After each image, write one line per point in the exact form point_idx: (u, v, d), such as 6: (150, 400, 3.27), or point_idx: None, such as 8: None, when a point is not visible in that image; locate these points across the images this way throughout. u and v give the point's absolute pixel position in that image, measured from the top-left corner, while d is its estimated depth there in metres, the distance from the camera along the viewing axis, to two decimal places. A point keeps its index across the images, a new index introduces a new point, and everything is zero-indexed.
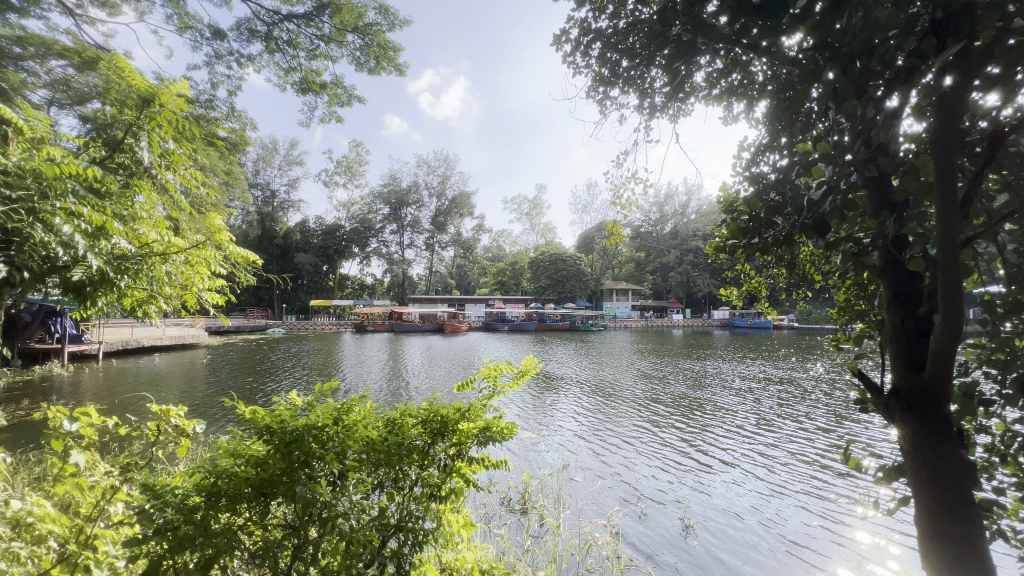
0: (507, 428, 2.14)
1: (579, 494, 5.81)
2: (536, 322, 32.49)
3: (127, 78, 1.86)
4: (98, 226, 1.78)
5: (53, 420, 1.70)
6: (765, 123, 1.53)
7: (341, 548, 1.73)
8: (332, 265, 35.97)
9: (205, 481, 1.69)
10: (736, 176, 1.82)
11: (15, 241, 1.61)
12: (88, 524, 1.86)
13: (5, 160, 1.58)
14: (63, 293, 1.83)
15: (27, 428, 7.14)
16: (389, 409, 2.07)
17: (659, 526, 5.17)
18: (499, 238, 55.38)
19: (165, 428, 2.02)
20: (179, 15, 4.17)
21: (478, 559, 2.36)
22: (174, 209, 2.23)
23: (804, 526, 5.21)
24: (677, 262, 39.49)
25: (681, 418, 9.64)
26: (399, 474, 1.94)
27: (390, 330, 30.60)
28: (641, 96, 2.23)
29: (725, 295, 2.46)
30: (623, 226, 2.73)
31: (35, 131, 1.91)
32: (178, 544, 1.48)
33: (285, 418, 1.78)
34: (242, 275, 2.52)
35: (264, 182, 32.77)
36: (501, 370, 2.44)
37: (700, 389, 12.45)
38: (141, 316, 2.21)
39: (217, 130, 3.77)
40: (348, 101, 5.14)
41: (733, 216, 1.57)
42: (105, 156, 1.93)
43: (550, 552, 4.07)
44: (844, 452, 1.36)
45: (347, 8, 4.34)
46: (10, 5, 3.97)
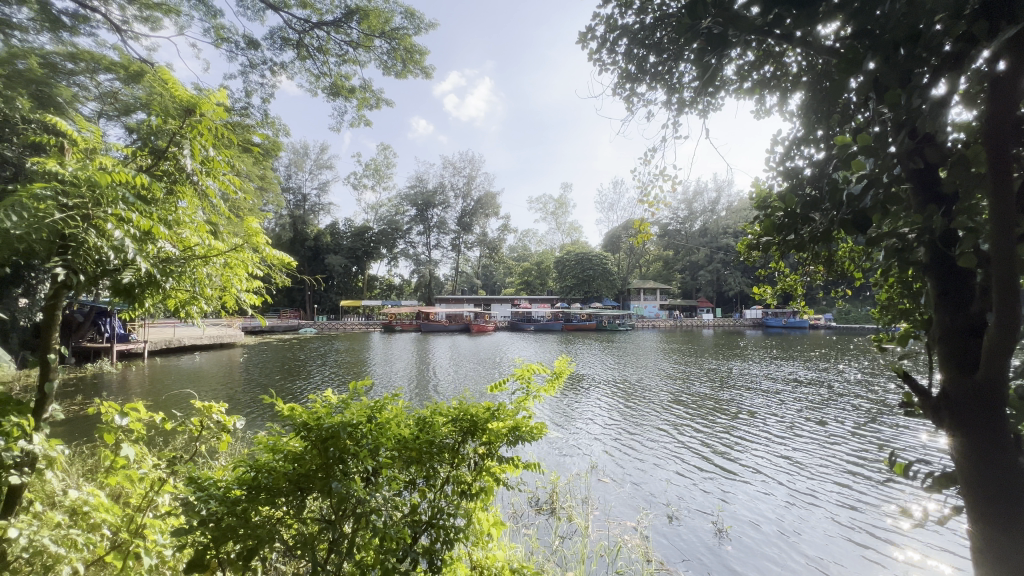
0: (537, 428, 2.14)
1: (608, 497, 5.75)
2: (562, 322, 32.35)
3: (170, 89, 1.93)
4: (145, 231, 1.86)
5: (106, 414, 1.79)
6: (800, 115, 1.48)
7: (375, 543, 1.79)
8: (361, 265, 36.75)
9: (246, 475, 1.75)
10: (770, 171, 1.76)
11: (71, 246, 1.71)
12: (138, 514, 1.97)
13: (62, 170, 1.68)
14: (112, 295, 1.92)
15: (80, 422, 7.56)
16: (421, 407, 2.10)
17: (691, 530, 5.10)
18: (525, 238, 55.43)
19: (207, 423, 2.10)
20: (216, 27, 4.35)
21: (508, 558, 2.38)
22: (214, 214, 2.31)
23: (841, 535, 5.05)
24: (707, 260, 38.52)
25: (713, 420, 9.43)
26: (431, 472, 1.97)
27: (417, 329, 31.02)
28: (669, 91, 2.19)
29: (758, 293, 2.39)
30: (651, 224, 2.69)
31: (88, 142, 2.02)
32: (222, 535, 1.55)
33: (321, 415, 1.82)
34: (277, 277, 2.58)
35: (297, 186, 33.81)
36: (534, 370, 2.43)
37: (733, 391, 12.12)
38: (183, 317, 2.28)
39: (250, 135, 3.90)
40: (376, 105, 5.26)
41: (767, 212, 1.52)
42: (149, 162, 2.02)
43: (579, 553, 4.04)
44: (886, 457, 1.30)
45: (375, 14, 4.44)
46: (61, 23, 4.22)
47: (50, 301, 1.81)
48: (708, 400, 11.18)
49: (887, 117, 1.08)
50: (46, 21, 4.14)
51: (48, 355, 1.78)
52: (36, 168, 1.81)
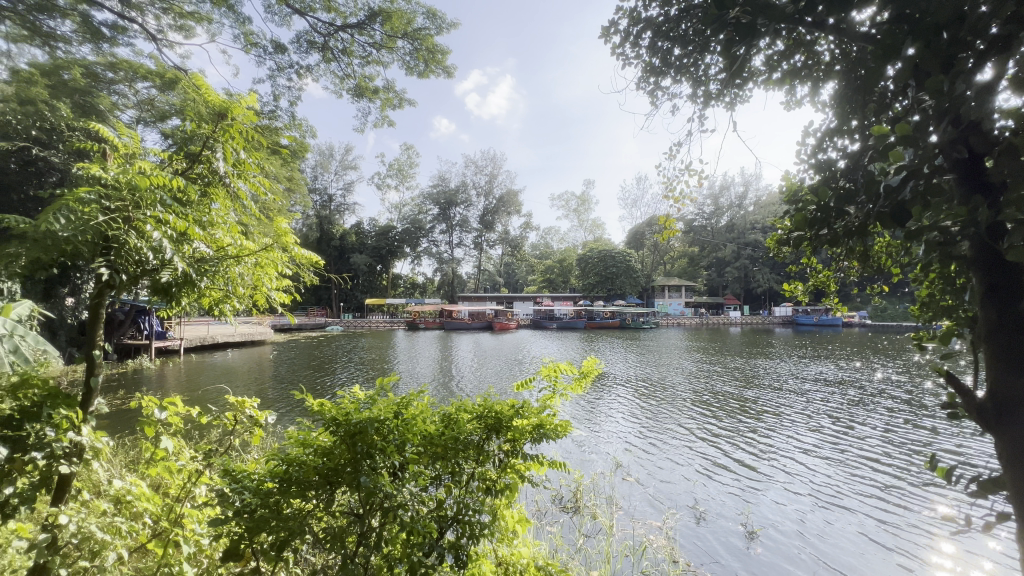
0: (562, 426, 2.14)
1: (632, 496, 5.69)
2: (585, 320, 32.15)
3: (203, 95, 2.01)
4: (181, 232, 1.94)
5: (146, 408, 1.87)
6: (834, 105, 1.43)
7: (402, 536, 1.82)
8: (386, 264, 37.35)
9: (278, 468, 1.80)
10: (801, 164, 1.70)
11: (113, 247, 1.79)
12: (177, 504, 2.06)
13: (105, 175, 1.76)
14: (152, 294, 2.00)
15: (122, 416, 7.93)
16: (446, 404, 2.12)
17: (719, 530, 5.02)
18: (547, 236, 55.33)
19: (241, 418, 2.17)
20: (245, 34, 4.48)
21: (533, 554, 2.38)
22: (245, 215, 2.37)
23: (877, 540, 4.90)
24: (734, 256, 37.57)
25: (740, 420, 9.25)
26: (456, 468, 1.99)
27: (441, 327, 31.33)
28: (695, 84, 2.16)
29: (789, 290, 2.31)
30: (677, 220, 2.64)
31: (127, 148, 2.10)
32: (256, 526, 1.60)
33: (350, 410, 1.85)
34: (306, 276, 2.64)
35: (323, 187, 34.59)
36: (561, 369, 2.42)
37: (761, 391, 11.83)
38: (217, 314, 2.35)
39: (278, 138, 4.01)
40: (399, 105, 5.33)
41: (798, 206, 1.47)
42: (184, 165, 2.09)
43: (603, 552, 4.01)
44: (923, 458, 1.25)
45: (398, 15, 4.49)
46: (101, 36, 4.41)
47: (94, 300, 1.89)
48: (735, 399, 10.96)
49: (927, 104, 1.04)
50: (88, 33, 4.32)
51: (93, 351, 1.87)
52: (82, 174, 1.90)
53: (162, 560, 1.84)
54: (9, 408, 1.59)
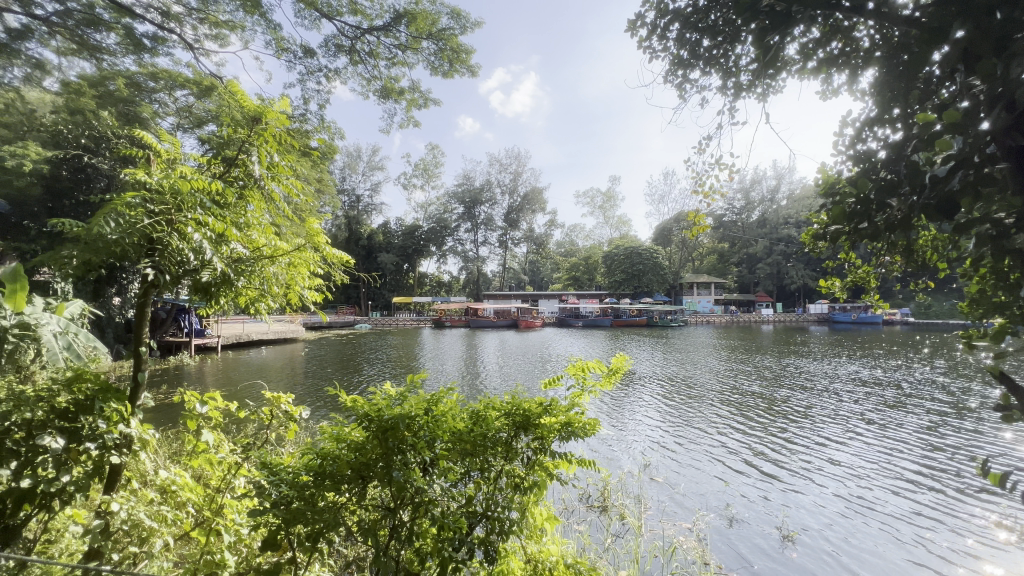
0: (591, 424, 2.13)
1: (661, 497, 5.60)
2: (611, 318, 31.81)
3: (239, 101, 2.08)
4: (219, 234, 2.01)
5: (189, 402, 1.95)
6: (877, 94, 1.37)
7: (433, 530, 1.85)
8: (412, 263, 37.89)
9: (313, 461, 1.85)
10: (839, 155, 1.64)
11: (158, 249, 1.88)
12: (218, 494, 2.15)
13: (149, 179, 1.84)
14: (193, 294, 2.09)
15: (166, 409, 8.31)
16: (475, 401, 2.14)
17: (752, 534, 4.90)
18: (572, 233, 55.01)
19: (277, 412, 2.24)
20: (276, 40, 4.62)
21: (561, 552, 2.38)
22: (279, 216, 2.43)
23: (923, 550, 4.68)
24: (766, 253, 36.42)
25: (772, 420, 9.00)
26: (485, 464, 2.01)
27: (467, 325, 31.59)
28: (725, 76, 2.11)
29: (825, 287, 2.23)
30: (707, 216, 2.58)
31: (169, 153, 2.19)
32: (292, 517, 1.65)
33: (382, 407, 1.88)
34: (337, 275, 2.69)
35: (350, 188, 35.35)
36: (590, 368, 2.40)
37: (794, 391, 11.49)
38: (253, 313, 2.41)
39: (308, 140, 4.12)
40: (425, 105, 5.39)
41: (836, 199, 1.42)
42: (221, 169, 2.16)
43: (632, 553, 3.96)
44: (977, 464, 1.17)
45: (422, 16, 4.54)
46: (142, 47, 4.62)
47: (140, 299, 1.99)
48: (767, 399, 10.65)
49: (976, 89, 0.99)
50: (131, 45, 4.53)
51: (140, 348, 1.96)
52: (128, 179, 2.00)
53: (205, 547, 1.93)
54: (65, 400, 1.70)
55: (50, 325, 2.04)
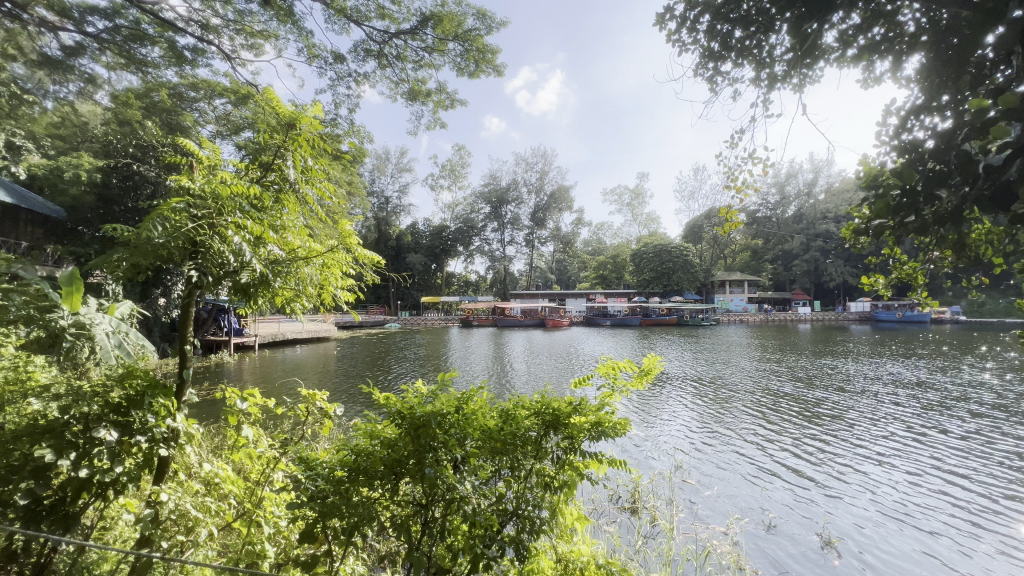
0: (621, 424, 2.10)
1: (694, 500, 5.49)
2: (640, 317, 31.34)
3: (274, 107, 2.15)
4: (257, 236, 2.08)
5: (230, 398, 2.03)
6: (924, 80, 1.33)
7: (465, 528, 1.86)
8: (440, 263, 38.32)
9: (348, 458, 1.89)
10: (882, 146, 1.58)
11: (201, 251, 1.97)
12: (258, 487, 2.23)
13: (193, 185, 1.93)
14: (234, 294, 2.17)
15: (208, 405, 8.67)
16: (505, 400, 2.15)
17: (792, 540, 4.74)
18: (599, 232, 54.47)
19: (312, 409, 2.30)
20: (308, 47, 4.76)
21: (591, 554, 2.36)
22: (312, 219, 2.49)
23: (980, 564, 4.41)
24: (803, 249, 35.03)
25: (810, 423, 8.66)
26: (516, 463, 2.01)
27: (494, 324, 31.77)
28: (759, 67, 2.06)
29: (868, 284, 2.14)
30: (740, 212, 2.51)
31: (210, 160, 2.27)
32: (328, 510, 1.70)
33: (414, 404, 1.90)
34: (368, 275, 2.73)
35: (380, 190, 36.06)
36: (620, 368, 2.37)
37: (832, 392, 11.05)
38: (288, 313, 2.47)
39: (339, 144, 4.23)
40: (451, 106, 5.45)
41: (881, 191, 1.37)
42: (259, 173, 2.24)
43: (664, 556, 3.89)
44: None
45: (448, 18, 4.58)
46: (184, 59, 4.83)
47: (184, 299, 2.08)
48: (804, 401, 10.27)
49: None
50: (172, 57, 4.73)
51: (185, 347, 2.06)
52: (174, 185, 2.09)
53: (247, 538, 2.02)
54: (118, 395, 1.80)
55: (103, 324, 2.15)
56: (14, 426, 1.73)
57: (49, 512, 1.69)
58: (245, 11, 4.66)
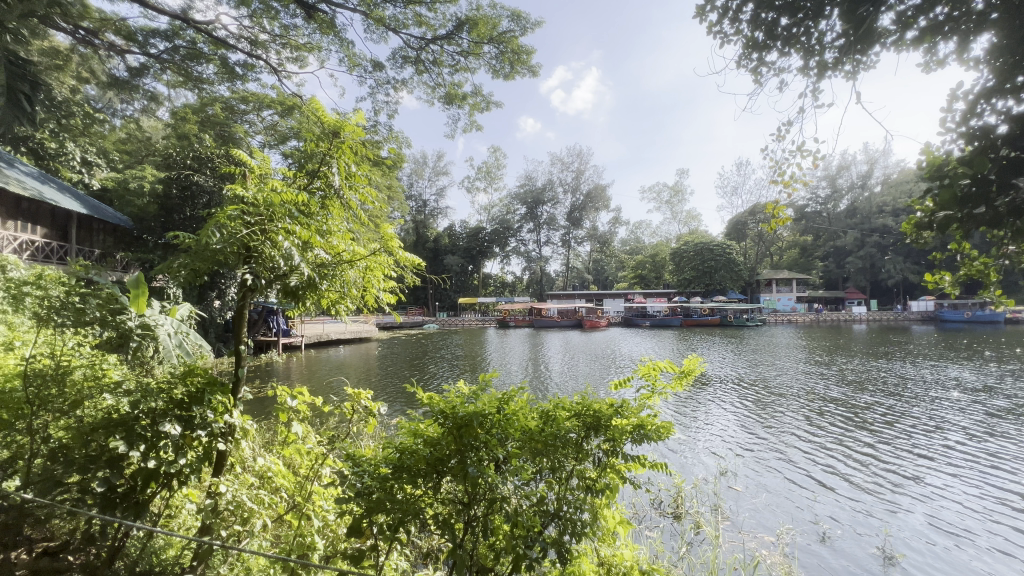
0: (664, 427, 2.05)
1: (740, 506, 5.32)
2: (681, 317, 30.55)
3: (320, 116, 2.25)
4: (305, 241, 2.17)
5: (281, 396, 2.13)
6: (993, 60, 1.28)
7: (506, 528, 1.87)
8: (476, 265, 38.77)
9: (393, 455, 1.94)
10: (947, 134, 1.49)
11: (253, 256, 2.08)
12: (307, 482, 2.33)
13: (246, 194, 2.04)
14: (283, 297, 2.27)
15: (260, 403, 9.12)
16: (545, 400, 2.14)
17: (849, 552, 4.50)
18: (637, 230, 53.52)
19: (358, 407, 2.37)
20: (349, 57, 4.94)
21: (634, 558, 2.34)
22: (356, 223, 2.58)
23: None
24: (858, 245, 33.03)
25: (867, 430, 8.15)
26: (558, 464, 2.00)
27: (531, 325, 31.84)
28: (807, 56, 1.96)
29: (934, 282, 1.99)
30: (788, 208, 2.39)
31: (261, 169, 2.39)
32: (373, 506, 1.75)
33: (456, 404, 1.92)
34: (409, 277, 2.78)
35: (417, 193, 36.92)
36: (661, 369, 2.31)
37: (887, 397, 10.43)
38: (334, 314, 2.55)
39: (379, 149, 4.38)
40: (487, 108, 5.51)
41: (948, 182, 1.35)
42: (306, 181, 2.33)
43: (709, 563, 3.76)
44: None
45: (483, 21, 4.63)
46: (236, 75, 5.13)
47: (239, 302, 2.19)
48: (861, 406, 9.67)
49: None
50: (225, 73, 5.02)
51: (240, 346, 2.18)
52: (228, 194, 2.21)
53: (298, 530, 2.12)
54: (181, 392, 1.92)
55: (167, 326, 2.29)
56: (93, 421, 1.88)
57: (122, 499, 1.83)
58: (290, 26, 4.89)
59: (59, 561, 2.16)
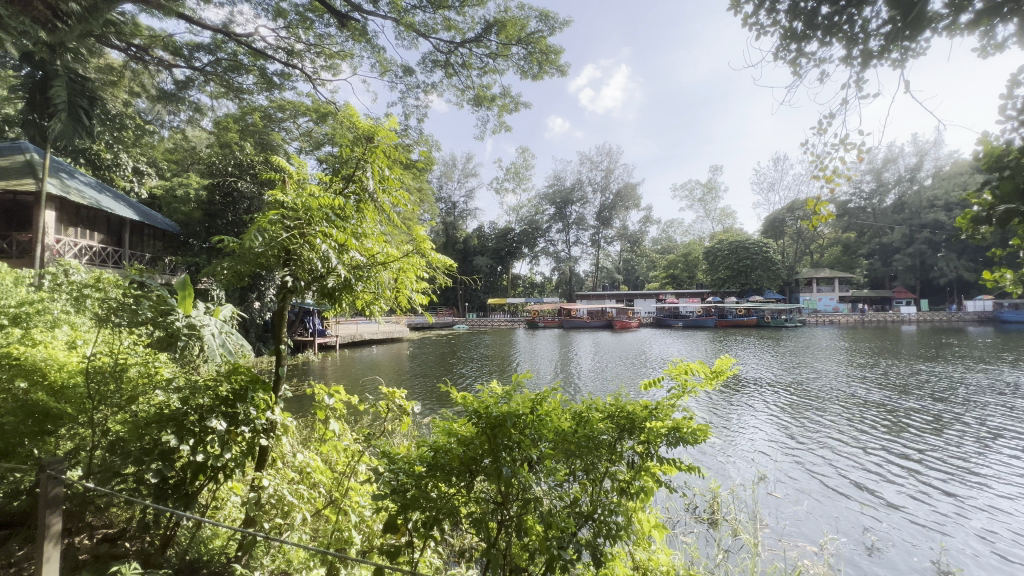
0: (700, 431, 1.99)
1: (781, 513, 5.13)
2: (715, 318, 29.73)
3: (355, 122, 2.32)
4: (341, 244, 2.23)
5: (318, 394, 2.19)
6: None
7: (540, 529, 1.87)
8: (505, 265, 38.88)
9: (427, 453, 1.96)
10: (1006, 122, 1.40)
11: (293, 259, 2.16)
12: (344, 478, 2.39)
13: (286, 200, 2.13)
14: (320, 298, 2.35)
15: (298, 400, 9.42)
16: (579, 401, 2.12)
17: (901, 565, 4.28)
18: (669, 229, 52.47)
19: (392, 406, 2.41)
20: (380, 62, 5.05)
21: (669, 564, 2.30)
22: (390, 225, 2.63)
23: None
24: (906, 241, 31.31)
25: (916, 437, 7.72)
26: (590, 466, 1.99)
27: (560, 326, 31.70)
28: (851, 45, 1.88)
29: (994, 280, 1.87)
30: (829, 204, 2.28)
31: (299, 174, 2.47)
32: (408, 503, 1.78)
33: (489, 403, 1.93)
34: (440, 278, 2.81)
35: (447, 195, 37.33)
36: (692, 369, 2.26)
37: (934, 402, 9.88)
38: (368, 315, 2.60)
39: (409, 152, 4.45)
40: (516, 109, 5.53)
41: (1007, 174, 1.26)
42: (341, 185, 2.38)
43: (747, 571, 3.64)
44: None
45: (511, 23, 4.65)
46: (274, 84, 5.33)
47: (279, 303, 2.27)
48: (910, 412, 9.16)
49: None
50: (264, 83, 5.22)
51: (280, 346, 2.26)
52: (269, 199, 2.29)
53: (336, 525, 2.19)
54: (226, 389, 2.00)
55: (211, 326, 2.41)
56: (147, 416, 1.99)
57: (173, 490, 1.92)
58: (325, 35, 5.04)
59: (117, 546, 2.30)
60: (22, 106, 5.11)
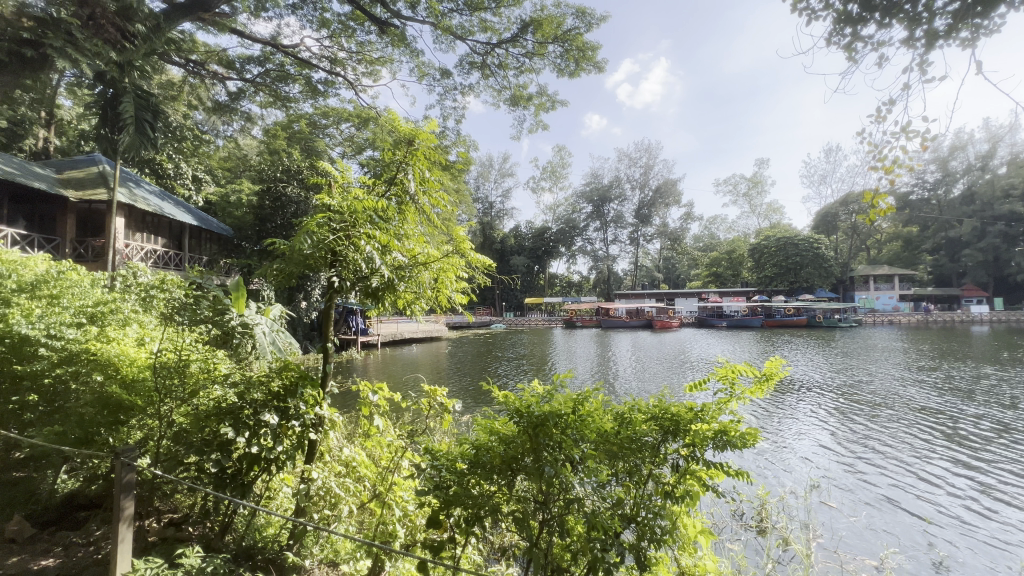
0: (749, 434, 1.92)
1: (838, 524, 4.87)
2: (762, 318, 28.49)
3: (397, 126, 2.38)
4: (384, 246, 2.29)
5: (363, 391, 2.26)
6: None
7: (583, 530, 1.85)
8: (542, 265, 38.78)
9: (468, 450, 1.99)
10: None
11: (339, 260, 2.24)
12: (389, 473, 2.46)
13: (333, 202, 2.21)
14: (364, 298, 2.42)
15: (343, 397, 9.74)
16: (621, 402, 2.09)
17: None
18: (712, 226, 50.83)
19: (434, 403, 2.45)
20: (419, 66, 5.15)
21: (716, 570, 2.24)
22: (430, 226, 2.68)
23: None
24: (977, 235, 28.88)
25: (986, 445, 7.15)
26: (634, 468, 1.96)
27: (599, 326, 31.36)
28: (913, 25, 1.76)
29: None
30: (889, 197, 2.14)
31: (343, 178, 2.57)
32: (450, 499, 1.81)
33: (530, 402, 1.92)
34: (479, 277, 2.84)
35: (484, 195, 37.61)
36: (739, 371, 2.18)
37: (1004, 408, 9.11)
38: (409, 314, 2.65)
39: (446, 154, 4.53)
40: (552, 107, 5.51)
41: None
42: (383, 188, 2.45)
43: None
44: None
45: (548, 20, 4.64)
46: (319, 92, 5.55)
47: (326, 303, 2.36)
48: (977, 419, 8.48)
49: None
50: (309, 91, 5.43)
51: (327, 344, 2.35)
52: (317, 202, 2.39)
53: (381, 518, 2.26)
54: (278, 384, 2.10)
55: (263, 325, 2.53)
56: (207, 409, 2.12)
57: (231, 479, 2.03)
58: (366, 43, 5.21)
59: (181, 530, 2.46)
60: (95, 121, 5.54)
